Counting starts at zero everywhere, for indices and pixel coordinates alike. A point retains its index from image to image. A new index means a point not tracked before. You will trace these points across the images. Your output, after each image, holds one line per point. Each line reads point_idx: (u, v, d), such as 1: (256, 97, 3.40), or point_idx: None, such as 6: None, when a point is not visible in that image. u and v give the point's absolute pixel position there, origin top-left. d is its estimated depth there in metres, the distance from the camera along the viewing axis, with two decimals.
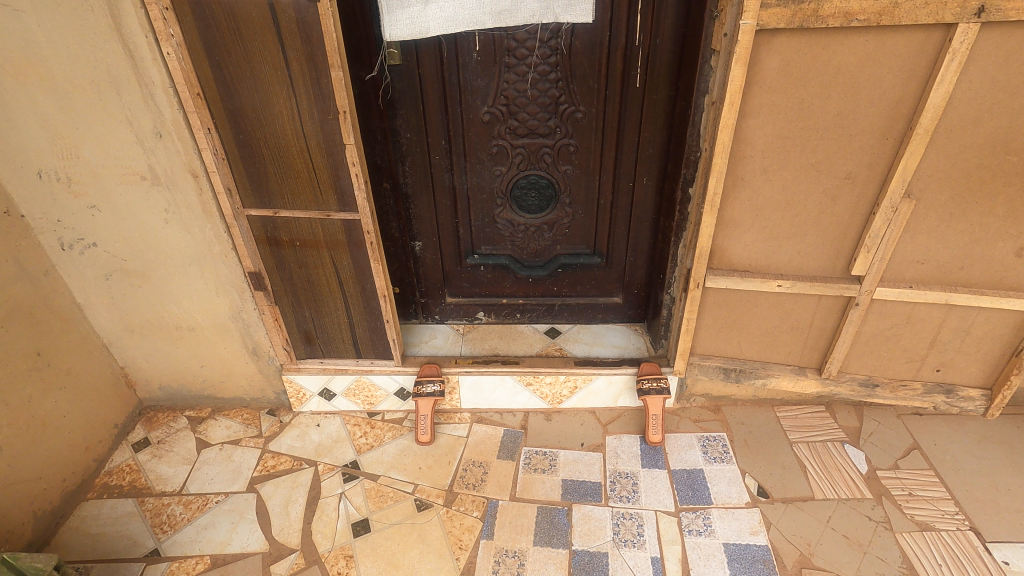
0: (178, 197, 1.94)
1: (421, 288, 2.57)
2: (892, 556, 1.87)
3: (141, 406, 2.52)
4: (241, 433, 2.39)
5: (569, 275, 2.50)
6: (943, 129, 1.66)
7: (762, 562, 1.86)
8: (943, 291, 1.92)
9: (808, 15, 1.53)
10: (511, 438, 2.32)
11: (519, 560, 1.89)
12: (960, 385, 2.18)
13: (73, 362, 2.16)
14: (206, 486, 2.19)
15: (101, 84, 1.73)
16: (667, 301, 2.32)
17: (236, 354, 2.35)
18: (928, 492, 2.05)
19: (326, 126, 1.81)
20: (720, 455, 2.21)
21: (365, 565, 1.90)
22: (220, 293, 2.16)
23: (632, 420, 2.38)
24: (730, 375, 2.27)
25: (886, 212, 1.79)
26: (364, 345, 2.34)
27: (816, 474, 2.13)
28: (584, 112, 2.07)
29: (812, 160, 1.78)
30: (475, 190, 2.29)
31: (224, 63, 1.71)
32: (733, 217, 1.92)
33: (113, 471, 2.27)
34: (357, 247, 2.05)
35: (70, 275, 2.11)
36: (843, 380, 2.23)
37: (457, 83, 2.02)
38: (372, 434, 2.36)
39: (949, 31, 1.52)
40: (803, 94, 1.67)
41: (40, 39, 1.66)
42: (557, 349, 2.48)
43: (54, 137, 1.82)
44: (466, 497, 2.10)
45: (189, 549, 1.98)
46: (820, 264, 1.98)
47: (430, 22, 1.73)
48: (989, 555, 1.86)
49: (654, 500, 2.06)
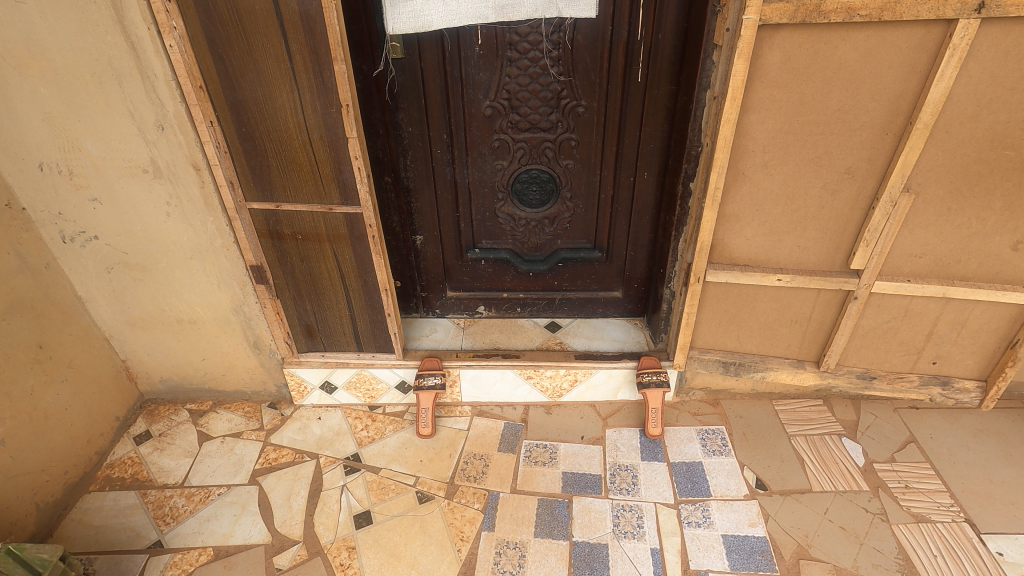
0: (180, 191, 1.94)
1: (422, 282, 2.57)
2: (889, 547, 1.89)
3: (142, 399, 2.52)
4: (243, 426, 2.40)
5: (570, 269, 2.51)
6: (942, 124, 1.68)
7: (760, 553, 1.89)
8: (941, 285, 1.95)
9: (810, 10, 1.54)
10: (512, 432, 2.33)
11: (520, 552, 1.91)
12: (956, 377, 2.21)
13: (75, 354, 2.17)
14: (208, 478, 2.20)
15: (104, 76, 1.73)
16: (667, 295, 2.34)
17: (238, 347, 2.35)
18: (924, 485, 2.07)
19: (328, 120, 1.81)
20: (719, 448, 2.23)
21: (367, 556, 1.92)
22: (221, 286, 2.17)
23: (632, 413, 2.40)
24: (729, 368, 2.31)
25: (885, 207, 1.81)
26: (365, 338, 2.35)
27: (813, 466, 2.15)
28: (586, 106, 2.07)
29: (812, 155, 1.79)
30: (477, 184, 2.30)
31: (227, 56, 1.71)
32: (734, 211, 1.94)
33: (115, 464, 2.28)
34: (358, 241, 2.06)
35: (71, 268, 2.11)
36: (841, 372, 2.27)
37: (458, 77, 2.02)
38: (373, 427, 2.37)
39: (950, 26, 1.53)
40: (803, 90, 1.68)
41: (41, 30, 1.66)
42: (557, 342, 2.50)
43: (55, 129, 1.82)
44: (467, 489, 2.11)
45: (192, 540, 1.99)
46: (819, 257, 2.00)
47: (432, 16, 1.74)
48: (984, 546, 1.89)
49: (654, 492, 2.08)
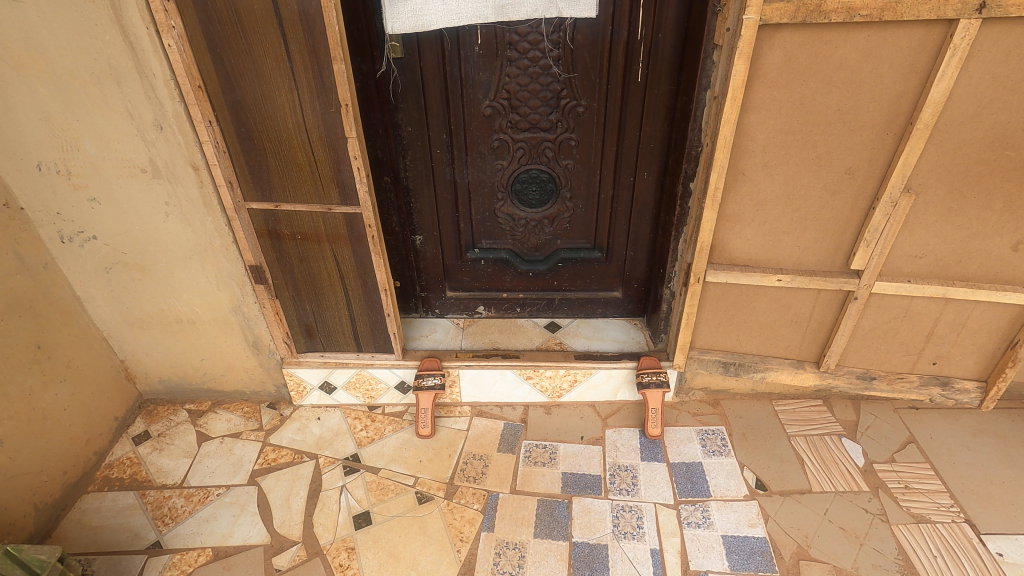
0: (179, 191, 1.93)
1: (421, 282, 2.57)
2: (889, 547, 1.89)
3: (141, 399, 2.52)
4: (242, 426, 2.40)
5: (570, 269, 2.51)
6: (943, 124, 1.67)
7: (760, 554, 1.88)
8: (941, 285, 1.94)
9: (810, 10, 1.53)
10: (512, 432, 2.33)
11: (519, 552, 1.91)
12: (956, 377, 2.21)
13: (74, 355, 2.16)
14: (208, 479, 2.19)
15: (102, 75, 1.72)
16: (667, 295, 2.34)
17: (237, 347, 2.35)
18: (924, 485, 2.07)
19: (327, 119, 1.81)
20: (719, 448, 2.22)
21: (367, 557, 1.91)
22: (220, 286, 2.16)
23: (632, 413, 2.39)
24: (729, 368, 2.31)
25: (886, 207, 1.81)
26: (364, 338, 2.34)
27: (813, 467, 2.15)
28: (586, 106, 2.07)
29: (812, 155, 1.79)
30: (477, 183, 2.29)
31: (226, 56, 1.71)
32: (734, 212, 1.93)
33: (114, 464, 2.27)
34: (358, 241, 2.05)
35: (69, 268, 2.11)
36: (840, 373, 2.26)
37: (458, 76, 2.02)
38: (372, 428, 2.37)
39: (951, 26, 1.53)
40: (804, 90, 1.68)
41: (39, 29, 1.65)
42: (557, 343, 2.49)
43: (53, 128, 1.81)
44: (467, 490, 2.11)
45: (191, 541, 1.99)
46: (819, 258, 1.99)
47: (432, 16, 1.73)
48: (984, 546, 1.88)
49: (654, 492, 2.08)
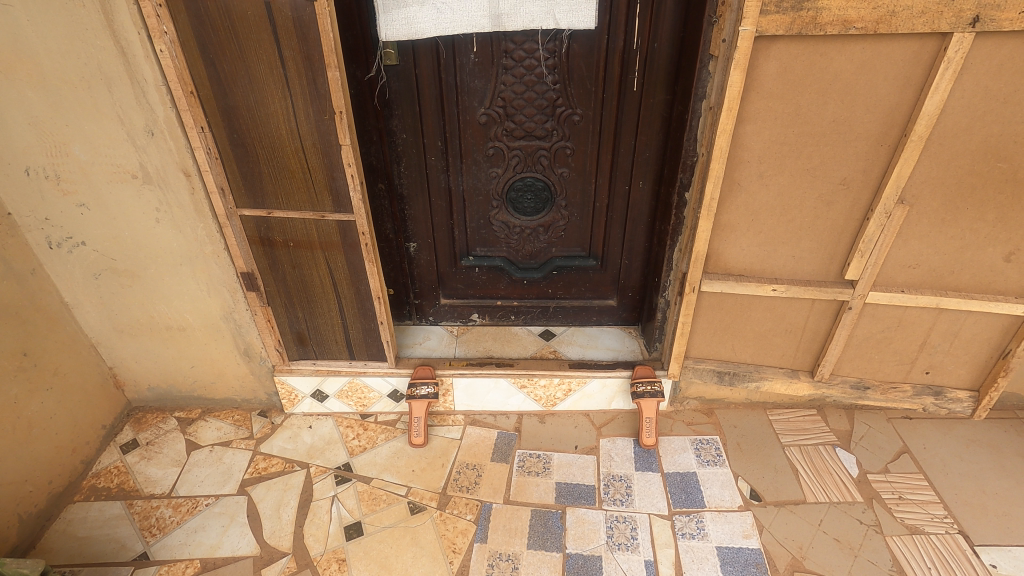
0: (169, 197, 1.91)
1: (415, 289, 2.56)
2: (882, 559, 1.88)
3: (130, 407, 2.48)
4: (232, 435, 2.37)
5: (564, 277, 2.50)
6: (936, 136, 1.68)
7: (755, 565, 1.87)
8: (933, 296, 1.95)
9: (806, 22, 1.54)
10: (505, 441, 2.31)
11: (513, 564, 1.88)
12: (949, 386, 2.20)
13: (61, 362, 2.13)
14: (196, 488, 2.16)
15: (92, 81, 1.70)
16: (663, 304, 2.32)
17: (227, 354, 2.32)
18: (918, 495, 2.07)
19: (321, 127, 1.79)
20: (713, 458, 2.22)
21: (358, 568, 1.89)
22: (212, 293, 2.14)
23: (626, 422, 2.38)
24: (724, 378, 2.27)
25: (880, 218, 1.81)
26: (357, 346, 2.32)
27: (807, 476, 2.15)
28: (582, 115, 2.06)
29: (808, 165, 1.78)
30: (472, 191, 2.29)
31: (219, 62, 1.69)
32: (729, 222, 1.93)
33: (101, 473, 2.24)
34: (352, 248, 2.03)
35: (57, 273, 2.08)
36: (835, 382, 2.24)
37: (454, 84, 2.01)
38: (365, 436, 2.35)
39: (944, 40, 1.54)
40: (799, 101, 1.68)
41: (30, 34, 1.63)
42: (551, 351, 2.49)
43: (42, 134, 1.79)
44: (460, 500, 2.09)
45: (178, 552, 1.95)
46: (814, 267, 1.99)
47: (426, 24, 1.73)
48: (978, 558, 1.88)
49: (648, 503, 2.07)
